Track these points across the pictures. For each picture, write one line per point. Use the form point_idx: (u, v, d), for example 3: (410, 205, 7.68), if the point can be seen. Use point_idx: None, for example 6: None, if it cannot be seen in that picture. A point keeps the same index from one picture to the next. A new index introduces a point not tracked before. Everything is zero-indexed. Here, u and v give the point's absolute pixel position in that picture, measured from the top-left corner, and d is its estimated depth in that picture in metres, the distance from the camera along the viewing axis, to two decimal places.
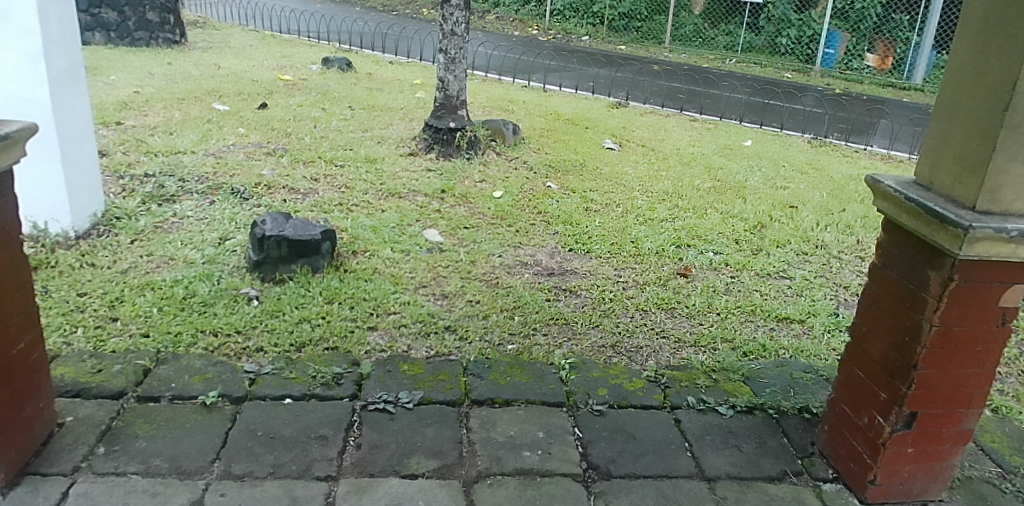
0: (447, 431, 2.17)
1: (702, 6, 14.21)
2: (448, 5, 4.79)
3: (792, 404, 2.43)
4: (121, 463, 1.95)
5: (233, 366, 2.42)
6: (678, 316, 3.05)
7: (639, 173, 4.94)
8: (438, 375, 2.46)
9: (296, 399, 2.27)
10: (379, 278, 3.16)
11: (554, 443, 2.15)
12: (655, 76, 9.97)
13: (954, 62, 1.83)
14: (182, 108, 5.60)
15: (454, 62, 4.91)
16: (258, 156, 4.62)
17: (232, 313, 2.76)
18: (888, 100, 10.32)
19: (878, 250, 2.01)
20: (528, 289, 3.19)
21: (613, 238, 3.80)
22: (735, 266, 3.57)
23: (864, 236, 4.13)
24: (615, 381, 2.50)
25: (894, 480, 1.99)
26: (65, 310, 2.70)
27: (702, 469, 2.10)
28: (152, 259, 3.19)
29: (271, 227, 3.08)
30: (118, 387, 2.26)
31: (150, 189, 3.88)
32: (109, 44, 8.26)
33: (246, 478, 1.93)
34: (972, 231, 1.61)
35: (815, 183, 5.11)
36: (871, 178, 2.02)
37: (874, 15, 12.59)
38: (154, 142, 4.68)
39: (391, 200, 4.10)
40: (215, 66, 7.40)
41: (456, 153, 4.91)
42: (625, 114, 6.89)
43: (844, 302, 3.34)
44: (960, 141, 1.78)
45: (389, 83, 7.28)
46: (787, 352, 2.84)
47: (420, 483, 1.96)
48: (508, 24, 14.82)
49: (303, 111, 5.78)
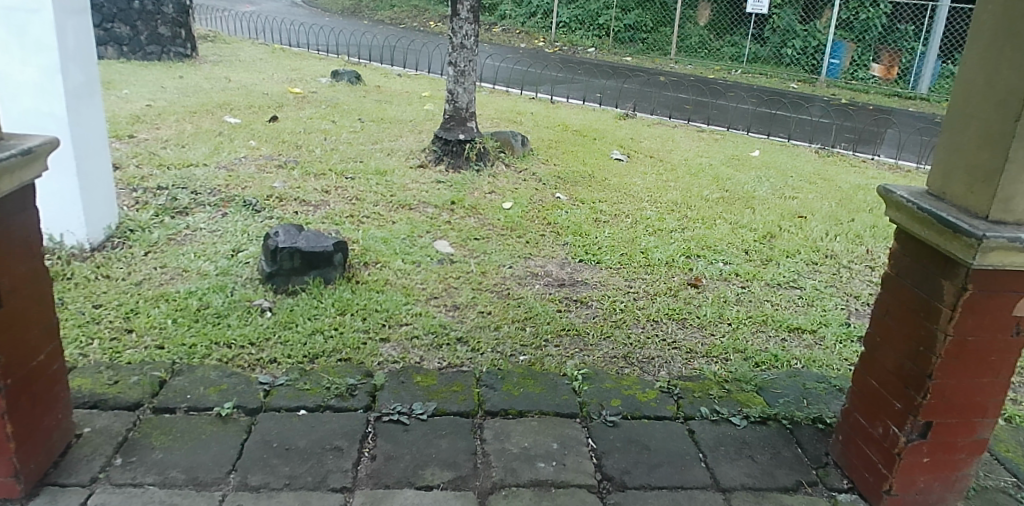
0: (461, 443, 2.18)
1: (707, 17, 14.27)
2: (457, 18, 4.84)
3: (806, 414, 2.43)
4: (139, 474, 1.96)
5: (247, 378, 2.43)
6: (689, 327, 3.06)
7: (647, 184, 4.96)
8: (451, 386, 2.47)
9: (310, 410, 2.29)
10: (391, 289, 3.17)
11: (568, 454, 2.16)
12: (661, 87, 10.02)
13: (964, 72, 1.85)
14: (194, 121, 5.65)
15: (464, 74, 4.94)
16: (270, 168, 4.66)
17: (246, 324, 2.78)
18: (895, 110, 10.31)
19: (891, 260, 2.01)
20: (539, 300, 3.20)
21: (623, 248, 3.81)
22: (745, 277, 3.58)
23: (873, 246, 4.12)
24: (628, 392, 2.50)
25: (909, 490, 1.99)
26: (81, 321, 2.73)
27: (717, 480, 2.09)
28: (166, 271, 3.22)
29: (284, 238, 3.12)
30: (134, 398, 2.27)
31: (163, 202, 3.92)
32: (121, 58, 8.37)
33: (262, 489, 1.94)
34: (986, 241, 1.62)
35: (824, 193, 5.11)
36: (883, 188, 2.02)
37: (879, 25, 12.66)
38: (167, 155, 4.72)
39: (401, 211, 4.12)
40: (226, 79, 7.47)
41: (466, 165, 4.94)
42: (632, 125, 6.92)
43: (855, 312, 3.33)
44: (972, 151, 1.78)
45: (398, 96, 7.33)
46: (799, 362, 2.83)
47: (435, 494, 1.96)
48: (515, 37, 14.93)
49: (314, 124, 5.82)
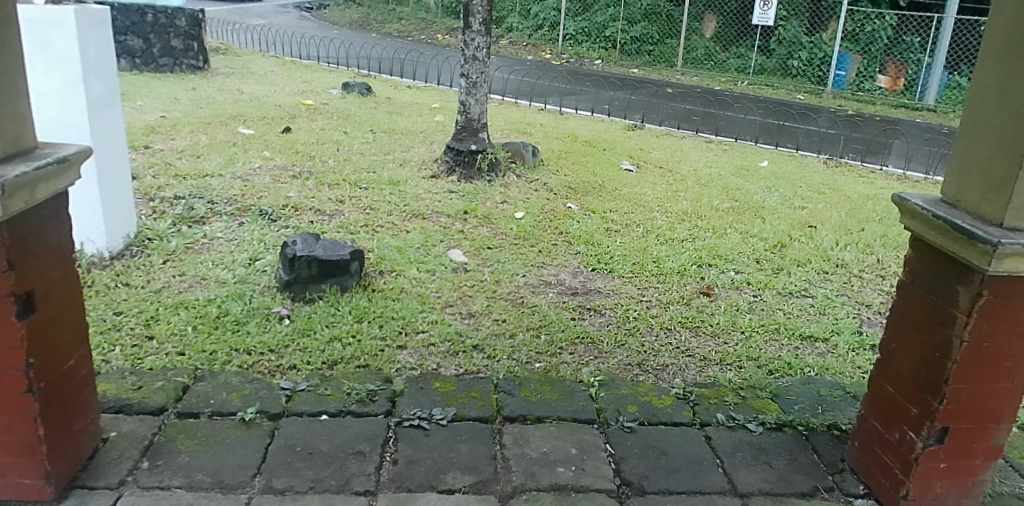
0: (481, 448, 2.21)
1: (713, 29, 14.39)
2: (469, 31, 4.91)
3: (821, 421, 2.45)
4: (166, 477, 1.99)
5: (269, 383, 2.47)
6: (702, 335, 3.08)
7: (657, 194, 5.00)
8: (470, 392, 2.50)
9: (332, 415, 2.32)
10: (407, 298, 3.21)
11: (587, 459, 2.18)
12: (669, 99, 10.11)
13: (977, 84, 1.89)
14: (208, 132, 5.72)
15: (475, 86, 5.00)
16: (284, 179, 4.71)
17: (265, 332, 2.82)
18: (903, 121, 10.34)
19: (906, 267, 2.04)
20: (553, 309, 3.23)
21: (635, 257, 3.84)
22: (757, 285, 3.61)
23: (884, 255, 4.15)
24: (644, 398, 2.53)
25: (927, 495, 2.01)
26: (102, 328, 2.77)
27: (735, 486, 2.11)
28: (185, 278, 3.26)
29: (302, 247, 3.16)
30: (158, 403, 2.31)
31: (180, 211, 3.97)
32: (134, 69, 8.50)
33: (287, 492, 1.97)
34: (1001, 247, 1.65)
35: (833, 203, 5.14)
36: (897, 196, 2.05)
37: (885, 37, 12.75)
38: (182, 165, 4.79)
39: (415, 221, 4.17)
40: (239, 91, 7.56)
41: (478, 176, 4.99)
42: (641, 136, 6.98)
43: (867, 320, 3.36)
44: (986, 159, 1.82)
45: (409, 107, 7.41)
46: (812, 369, 2.86)
47: (457, 498, 1.99)
48: (522, 49, 15.07)
49: (326, 134, 5.90)
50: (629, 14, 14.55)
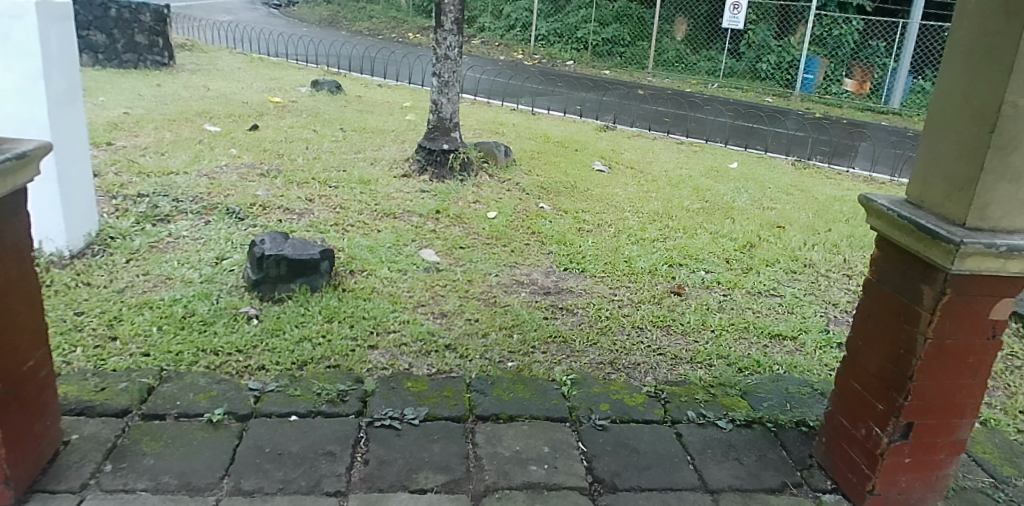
0: (454, 447, 2.19)
1: (683, 32, 14.55)
2: (442, 30, 4.89)
3: (790, 418, 2.48)
4: (131, 480, 1.94)
5: (237, 384, 2.42)
6: (673, 334, 3.11)
7: (628, 194, 5.03)
8: (442, 391, 2.48)
9: (301, 415, 2.28)
10: (378, 297, 3.18)
11: (560, 457, 2.18)
12: (640, 100, 10.19)
13: (941, 88, 1.94)
14: (173, 129, 5.61)
15: (448, 85, 4.98)
16: (252, 177, 4.63)
17: (233, 332, 2.77)
18: (868, 124, 10.56)
19: (873, 266, 2.08)
20: (525, 308, 3.23)
21: (607, 257, 3.87)
22: (727, 284, 3.65)
23: (850, 255, 4.23)
24: (616, 396, 2.54)
25: (892, 490, 2.05)
26: (63, 329, 2.70)
27: (705, 482, 2.13)
28: (149, 278, 3.19)
29: (270, 246, 3.11)
30: (122, 404, 2.25)
31: (144, 209, 3.88)
32: (96, 65, 8.30)
33: (256, 494, 1.94)
34: (964, 247, 1.69)
35: (800, 204, 5.23)
36: (864, 197, 2.09)
37: (851, 41, 13.00)
38: (146, 162, 4.69)
39: (386, 220, 4.14)
40: (205, 88, 7.43)
41: (450, 175, 4.97)
42: (612, 137, 7.02)
43: (834, 319, 3.42)
44: (950, 161, 1.86)
45: (380, 106, 7.36)
46: (781, 367, 2.90)
47: (429, 497, 1.98)
48: (495, 49, 15.06)
49: (295, 132, 5.82)
50: (601, 16, 14.64)
